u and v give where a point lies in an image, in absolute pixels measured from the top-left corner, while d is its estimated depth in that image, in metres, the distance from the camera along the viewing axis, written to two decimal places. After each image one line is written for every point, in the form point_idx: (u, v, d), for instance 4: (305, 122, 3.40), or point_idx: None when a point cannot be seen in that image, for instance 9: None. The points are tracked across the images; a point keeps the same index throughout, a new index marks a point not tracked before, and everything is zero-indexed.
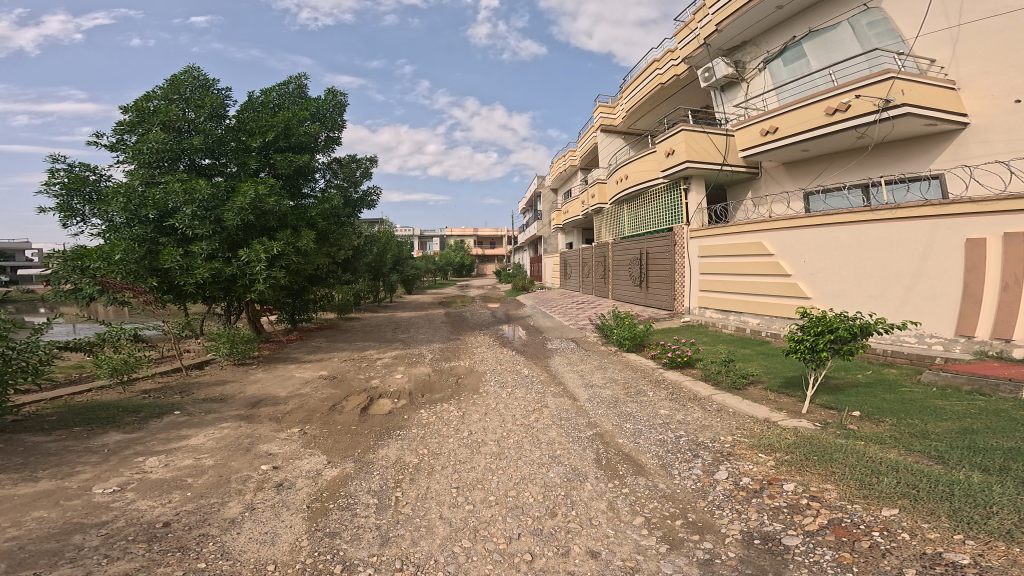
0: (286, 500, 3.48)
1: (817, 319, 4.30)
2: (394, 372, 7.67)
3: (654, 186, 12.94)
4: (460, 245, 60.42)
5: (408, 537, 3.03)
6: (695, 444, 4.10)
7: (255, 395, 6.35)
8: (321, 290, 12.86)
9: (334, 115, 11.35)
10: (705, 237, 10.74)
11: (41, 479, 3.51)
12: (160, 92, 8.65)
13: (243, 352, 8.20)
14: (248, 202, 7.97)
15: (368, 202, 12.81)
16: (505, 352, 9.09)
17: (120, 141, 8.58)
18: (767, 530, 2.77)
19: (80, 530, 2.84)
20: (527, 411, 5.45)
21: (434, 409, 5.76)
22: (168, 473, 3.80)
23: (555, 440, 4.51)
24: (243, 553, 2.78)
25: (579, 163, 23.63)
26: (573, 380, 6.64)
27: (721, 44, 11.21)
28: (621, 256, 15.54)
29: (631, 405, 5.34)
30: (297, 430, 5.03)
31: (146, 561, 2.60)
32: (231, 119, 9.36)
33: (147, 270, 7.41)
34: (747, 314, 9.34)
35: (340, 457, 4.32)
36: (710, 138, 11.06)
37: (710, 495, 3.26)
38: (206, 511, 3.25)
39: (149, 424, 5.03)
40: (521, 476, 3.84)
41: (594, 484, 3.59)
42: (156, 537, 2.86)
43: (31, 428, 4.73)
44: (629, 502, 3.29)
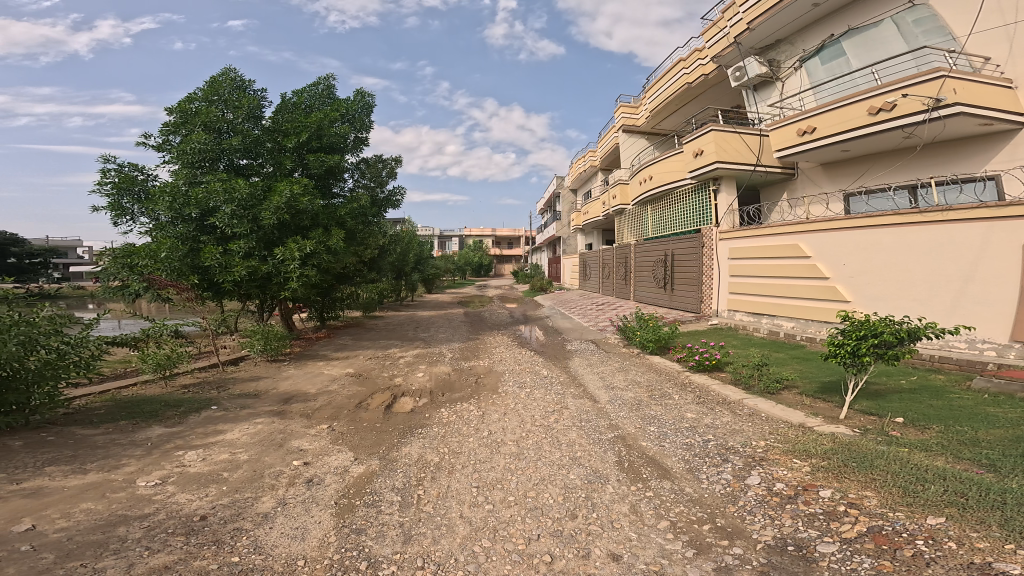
0: (316, 495, 3.53)
1: (860, 323, 4.20)
2: (416, 371, 7.72)
3: (681, 187, 12.83)
4: (478, 245, 60.68)
5: (429, 535, 3.05)
6: (725, 448, 4.06)
7: (286, 392, 6.43)
8: (347, 289, 12.97)
9: (363, 115, 11.43)
10: (736, 238, 10.61)
11: (89, 472, 3.62)
12: (200, 93, 8.88)
13: (276, 350, 8.34)
14: (283, 202, 8.12)
15: (394, 202, 12.89)
16: (524, 352, 9.09)
17: (165, 142, 8.85)
18: (802, 536, 2.72)
19: (124, 523, 2.92)
20: (546, 412, 5.46)
21: (454, 409, 5.78)
22: (206, 467, 3.89)
23: (576, 442, 4.51)
24: (275, 547, 2.83)
25: (599, 163, 23.55)
26: (593, 382, 6.61)
27: (753, 43, 11.06)
28: (644, 258, 15.43)
29: (655, 409, 5.29)
30: (326, 427, 5.11)
31: (183, 554, 2.66)
32: (266, 120, 9.51)
33: (189, 267, 7.73)
34: (781, 318, 9.19)
35: (366, 454, 4.38)
36: (743, 139, 10.93)
37: (741, 500, 3.21)
38: (241, 505, 3.32)
39: (188, 418, 5.16)
40: (540, 477, 3.83)
41: (615, 486, 3.58)
42: (193, 530, 2.92)
43: (81, 420, 4.90)
44: (654, 505, 3.26)
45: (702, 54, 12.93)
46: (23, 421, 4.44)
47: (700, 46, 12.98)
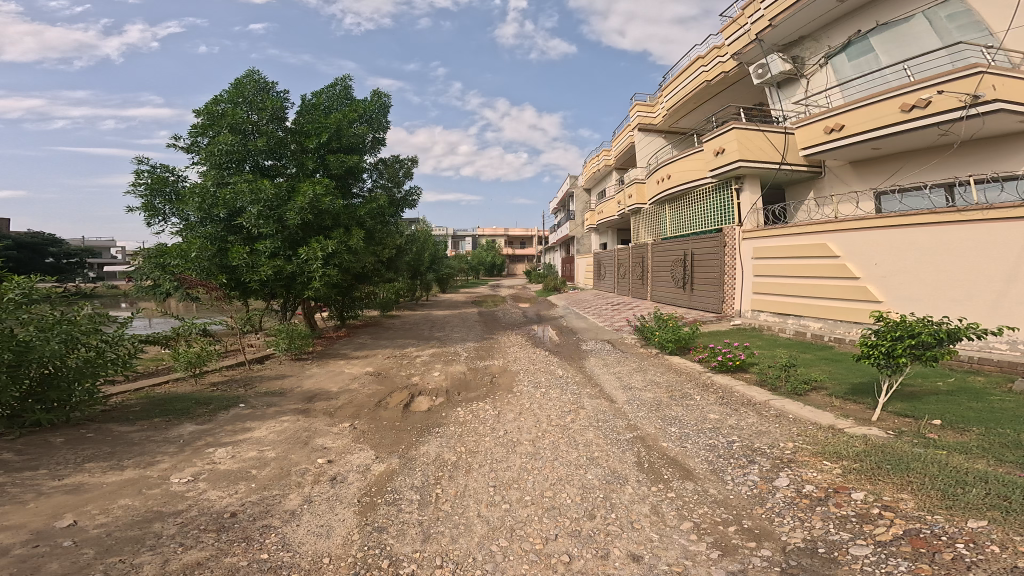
0: (340, 493, 3.58)
1: (896, 324, 4.13)
2: (433, 370, 7.77)
3: (701, 186, 12.74)
4: (492, 245, 60.54)
5: (448, 534, 3.06)
6: (751, 450, 4.02)
7: (310, 390, 6.51)
8: (368, 288, 13.02)
9: (380, 115, 11.39)
10: (761, 238, 10.51)
11: (126, 468, 3.71)
12: (227, 95, 9.03)
13: (300, 348, 8.43)
14: (307, 202, 8.21)
15: (411, 202, 12.94)
16: (539, 352, 9.06)
17: (194, 144, 9.00)
18: (834, 539, 2.68)
19: (159, 519, 3.00)
20: (562, 412, 5.44)
21: (470, 408, 5.81)
22: (235, 465, 3.95)
23: (593, 442, 4.50)
24: (302, 544, 2.87)
25: (614, 162, 23.45)
26: (610, 382, 6.58)
27: (775, 40, 10.97)
28: (663, 258, 15.31)
29: (676, 409, 5.26)
30: (348, 425, 5.17)
31: (215, 550, 2.73)
32: (289, 122, 9.61)
33: (218, 267, 7.98)
34: (807, 318, 9.09)
35: (386, 452, 4.42)
36: (767, 137, 10.80)
37: (768, 502, 3.18)
38: (269, 502, 3.39)
39: (218, 415, 5.24)
40: (557, 477, 3.83)
41: (635, 487, 3.56)
42: (224, 527, 2.99)
43: (118, 417, 5.02)
44: (676, 506, 3.24)
45: (722, 52, 12.83)
46: (65, 418, 4.61)
47: (720, 43, 12.87)
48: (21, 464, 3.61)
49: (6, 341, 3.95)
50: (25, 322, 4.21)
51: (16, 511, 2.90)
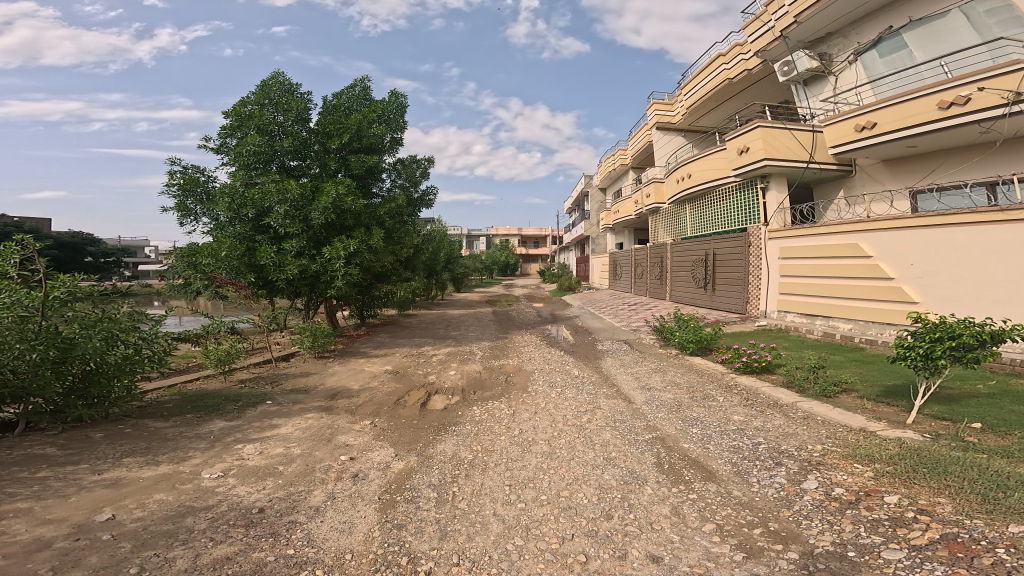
0: (361, 490, 3.63)
1: (935, 325, 4.05)
2: (449, 369, 7.83)
3: (725, 185, 12.58)
4: (505, 245, 60.62)
5: (464, 532, 3.08)
6: (778, 452, 3.97)
7: (332, 388, 6.59)
8: (387, 288, 13.10)
9: (397, 116, 11.36)
10: (787, 238, 10.39)
11: (161, 463, 3.83)
12: (253, 97, 9.21)
13: (323, 346, 8.62)
14: (331, 202, 8.37)
15: (428, 202, 12.99)
16: (554, 352, 9.04)
17: (223, 145, 9.20)
18: (865, 542, 2.64)
19: (191, 513, 3.09)
20: (579, 412, 5.43)
21: (485, 407, 5.84)
22: (263, 461, 4.05)
23: (610, 442, 4.48)
24: (326, 540, 2.93)
25: (631, 161, 23.34)
26: (627, 382, 6.55)
27: (801, 37, 10.78)
28: (682, 258, 15.22)
29: (697, 411, 5.21)
30: (369, 422, 5.23)
31: (244, 545, 2.80)
32: (313, 123, 9.73)
33: (246, 266, 8.22)
34: (837, 320, 8.95)
35: (405, 450, 4.46)
36: (794, 135, 10.60)
37: (796, 504, 3.14)
38: (294, 498, 3.47)
39: (246, 412, 5.38)
40: (574, 476, 3.82)
41: (656, 488, 3.54)
42: (252, 522, 3.07)
43: (154, 413, 5.21)
44: (698, 508, 3.22)
45: (745, 49, 12.67)
46: (105, 413, 4.84)
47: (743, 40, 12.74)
48: (64, 459, 3.75)
49: (52, 339, 4.22)
50: (70, 319, 4.46)
51: (59, 504, 3.02)
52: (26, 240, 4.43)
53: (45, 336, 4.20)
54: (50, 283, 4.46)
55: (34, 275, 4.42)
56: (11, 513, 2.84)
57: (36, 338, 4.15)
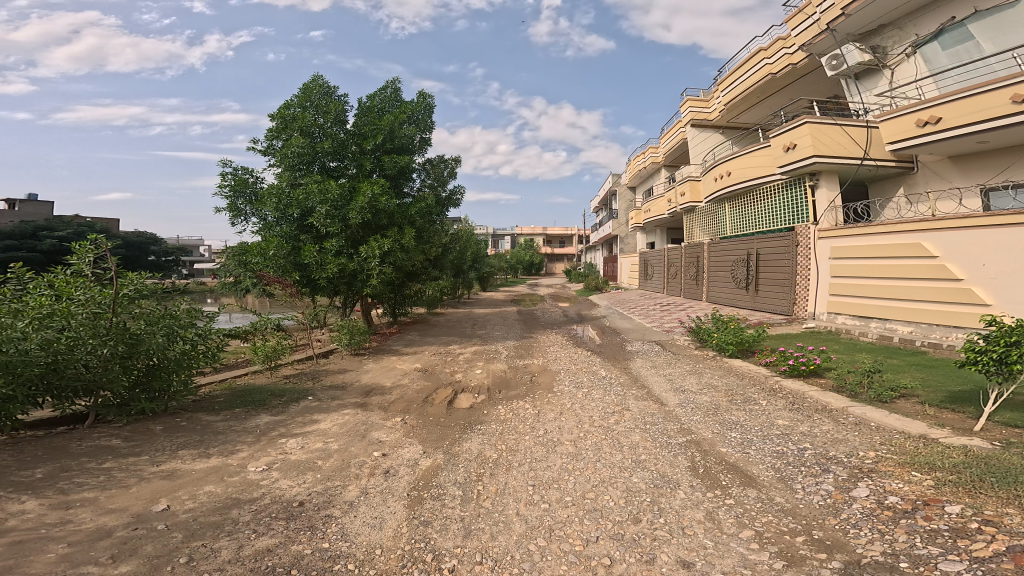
0: (392, 486, 3.68)
1: (1010, 328, 3.87)
2: (475, 368, 7.82)
3: (770, 183, 12.31)
4: (531, 245, 60.86)
5: (488, 531, 3.08)
6: (825, 458, 3.87)
7: (366, 385, 6.75)
8: (417, 287, 13.21)
9: (425, 116, 11.38)
10: (838, 237, 10.09)
11: (212, 456, 4.06)
12: (297, 100, 9.65)
13: (359, 343, 8.81)
14: (366, 202, 8.73)
15: (456, 201, 13.08)
16: (580, 352, 9.01)
17: (271, 146, 9.82)
18: (920, 553, 2.54)
19: (237, 505, 3.22)
20: (606, 413, 5.40)
21: (510, 406, 5.85)
22: (304, 455, 4.18)
23: (639, 444, 4.43)
24: (358, 535, 2.98)
25: (664, 159, 23.07)
26: (659, 384, 6.45)
27: (850, 28, 10.44)
28: (721, 258, 14.99)
29: (736, 414, 5.10)
30: (400, 419, 5.31)
31: (284, 538, 2.88)
32: (350, 125, 10.07)
33: (292, 265, 8.75)
34: (896, 322, 8.60)
35: (432, 447, 4.50)
36: (846, 130, 10.14)
37: (844, 512, 3.05)
38: (331, 493, 3.54)
39: (290, 407, 5.63)
40: (600, 479, 3.78)
41: (689, 492, 3.48)
42: (292, 515, 3.16)
43: (207, 407, 5.58)
44: (736, 514, 3.15)
45: (789, 43, 12.45)
46: (165, 405, 5.32)
47: (786, 34, 12.52)
48: (126, 450, 4.09)
49: (120, 335, 4.70)
50: (137, 315, 4.97)
51: (121, 494, 3.27)
52: (100, 239, 4.93)
53: (116, 332, 4.69)
54: (120, 281, 4.91)
55: (107, 271, 4.95)
56: (79, 502, 3.09)
57: (107, 334, 4.64)
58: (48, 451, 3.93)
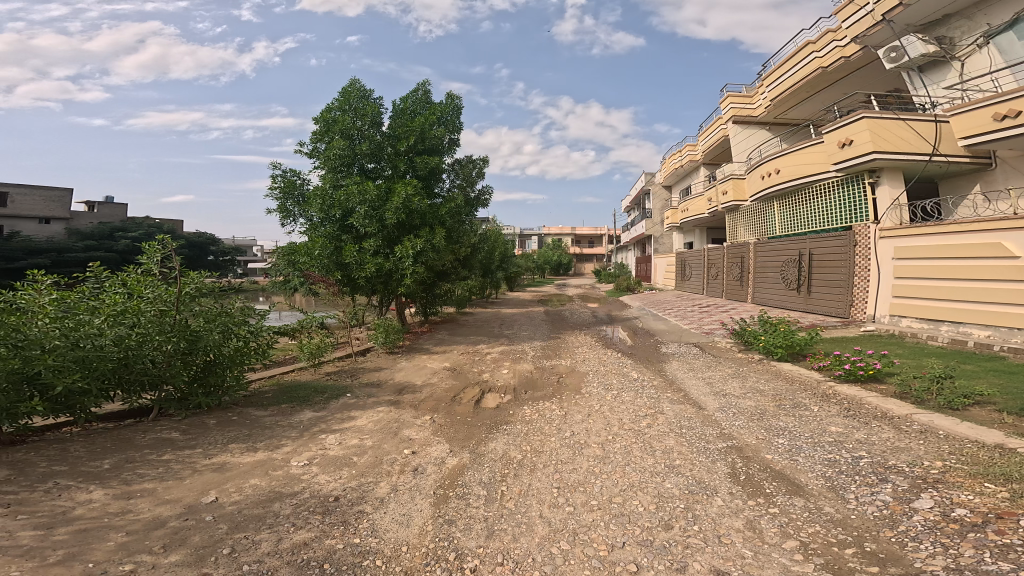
0: (419, 484, 3.70)
1: None
2: (502, 368, 7.80)
3: (824, 180, 11.99)
4: (557, 245, 60.84)
5: (510, 532, 3.06)
6: (883, 468, 3.71)
7: (400, 383, 6.85)
8: (450, 287, 13.22)
9: (454, 118, 11.40)
10: (902, 236, 9.68)
11: (258, 450, 4.25)
12: (337, 103, 9.98)
13: (394, 343, 8.94)
14: (402, 203, 8.90)
15: (484, 202, 13.11)
16: (609, 353, 8.91)
17: (315, 149, 10.21)
18: (987, 569, 2.40)
19: (279, 499, 3.32)
20: (637, 416, 5.30)
21: (536, 407, 5.82)
22: (341, 451, 4.28)
23: (674, 449, 4.33)
24: (386, 532, 3.00)
25: (702, 157, 22.79)
26: (697, 388, 6.31)
27: (908, 20, 10.09)
28: (769, 258, 14.63)
29: (783, 420, 4.96)
30: (429, 417, 5.35)
31: (319, 532, 2.93)
32: (386, 127, 10.32)
33: (334, 265, 9.09)
34: (971, 326, 8.16)
35: (459, 446, 4.50)
36: (910, 126, 9.98)
37: (902, 524, 2.92)
38: (364, 489, 3.58)
39: (330, 404, 5.78)
40: (628, 483, 3.71)
41: (726, 499, 3.38)
42: (328, 510, 3.21)
43: (257, 402, 5.87)
44: (779, 523, 3.04)
45: (840, 35, 12.19)
46: (219, 402, 5.63)
47: (836, 27, 12.27)
48: (183, 443, 4.38)
49: (182, 332, 5.11)
50: (197, 314, 5.32)
51: (177, 485, 3.48)
52: (166, 240, 5.40)
53: (178, 329, 5.10)
54: (183, 280, 5.31)
55: (172, 269, 5.37)
56: (139, 492, 3.32)
57: (171, 331, 5.06)
58: (116, 442, 4.26)
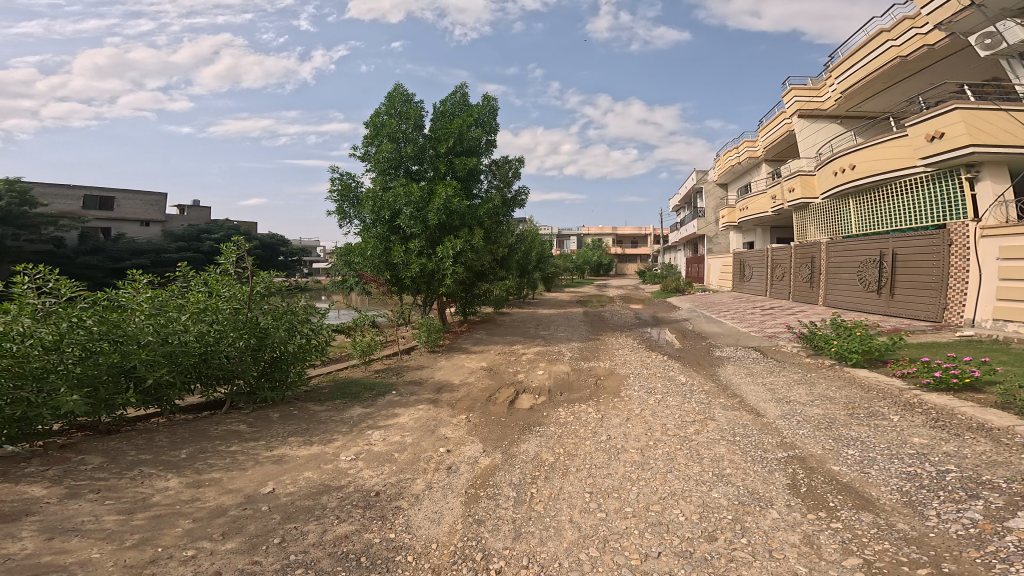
0: (452, 482, 3.73)
1: None
2: (537, 368, 7.80)
3: (908, 177, 11.28)
4: (599, 245, 60.19)
5: (537, 535, 3.02)
6: (975, 483, 3.38)
7: (438, 381, 6.96)
8: (486, 286, 13.35)
9: (491, 119, 11.44)
10: (1006, 234, 8.79)
11: (313, 443, 4.45)
12: (384, 108, 10.34)
13: (435, 341, 9.12)
14: (442, 204, 9.07)
15: (520, 202, 13.10)
16: (653, 356, 8.68)
17: (366, 152, 10.62)
18: None
19: (326, 492, 3.46)
20: (684, 422, 5.12)
21: (572, 409, 5.73)
22: (385, 447, 4.40)
23: (724, 457, 4.14)
24: (419, 528, 3.04)
25: (767, 155, 22.07)
26: (756, 394, 6.02)
27: (1003, 3, 9.09)
28: (844, 259, 13.72)
29: (855, 430, 4.64)
30: (464, 417, 5.39)
31: (359, 525, 3.02)
32: (428, 130, 10.58)
33: (384, 265, 9.38)
34: None
35: (492, 447, 4.51)
36: (1012, 118, 9.32)
37: (990, 545, 2.65)
38: (402, 485, 3.66)
39: (377, 401, 5.96)
40: (669, 491, 3.57)
41: (781, 512, 3.19)
42: (369, 504, 3.31)
43: (314, 397, 6.16)
44: (841, 539, 2.84)
45: (920, 22, 11.58)
46: (282, 396, 5.95)
47: (916, 13, 11.67)
48: (250, 434, 4.64)
49: (252, 329, 5.42)
50: (267, 311, 5.65)
51: (240, 475, 3.70)
52: (240, 241, 5.70)
53: (249, 327, 5.43)
54: (255, 279, 5.66)
55: (245, 269, 5.74)
56: (207, 481, 3.55)
57: (244, 328, 5.39)
58: (193, 433, 4.59)
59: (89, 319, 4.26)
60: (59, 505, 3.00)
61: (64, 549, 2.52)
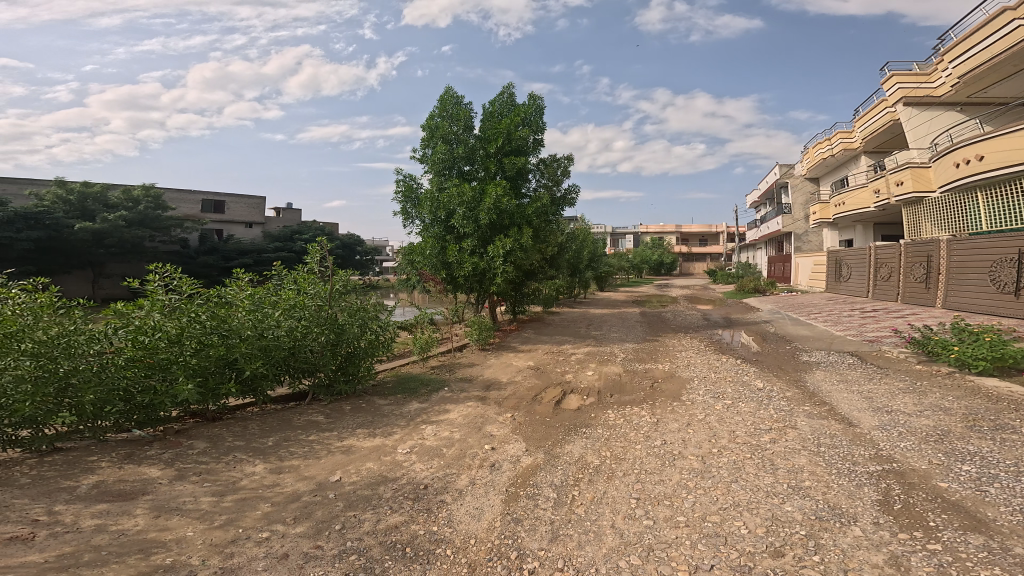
0: (494, 479, 3.78)
1: None
2: (587, 368, 7.72)
3: None
4: (658, 244, 58.37)
5: (576, 538, 2.98)
6: None
7: (488, 379, 7.06)
8: (535, 286, 13.40)
9: (538, 118, 11.42)
10: None
11: (376, 435, 4.66)
12: (437, 110, 10.62)
13: (486, 339, 9.25)
14: (492, 203, 9.19)
15: (570, 200, 12.96)
16: (724, 359, 8.29)
17: (424, 155, 10.97)
18: None
19: (383, 483, 3.61)
20: (760, 429, 4.84)
21: (622, 412, 5.60)
22: (437, 442, 4.52)
23: (807, 468, 3.88)
24: (460, 523, 3.10)
25: (866, 146, 20.31)
26: (850, 403, 5.58)
27: None
28: (966, 257, 12.16)
29: (973, 445, 4.17)
30: (510, 415, 5.44)
31: (407, 516, 3.14)
32: (478, 131, 10.76)
33: (440, 264, 9.68)
34: None
35: (535, 446, 4.51)
36: None
37: None
38: (448, 479, 3.75)
39: (432, 396, 6.15)
40: (731, 502, 3.40)
41: (867, 530, 2.95)
42: (418, 497, 3.42)
43: (377, 391, 6.45)
44: (936, 562, 2.58)
45: None
46: (355, 389, 6.27)
47: None
48: (326, 425, 4.94)
49: (331, 325, 5.77)
50: (345, 309, 6.00)
51: (314, 463, 3.95)
52: (323, 242, 6.15)
53: (328, 323, 5.78)
54: (334, 278, 6.04)
55: (326, 268, 6.15)
56: (287, 468, 3.82)
57: (325, 323, 5.75)
58: (279, 422, 4.96)
59: (203, 314, 4.70)
60: (168, 485, 3.35)
61: (166, 526, 2.82)
